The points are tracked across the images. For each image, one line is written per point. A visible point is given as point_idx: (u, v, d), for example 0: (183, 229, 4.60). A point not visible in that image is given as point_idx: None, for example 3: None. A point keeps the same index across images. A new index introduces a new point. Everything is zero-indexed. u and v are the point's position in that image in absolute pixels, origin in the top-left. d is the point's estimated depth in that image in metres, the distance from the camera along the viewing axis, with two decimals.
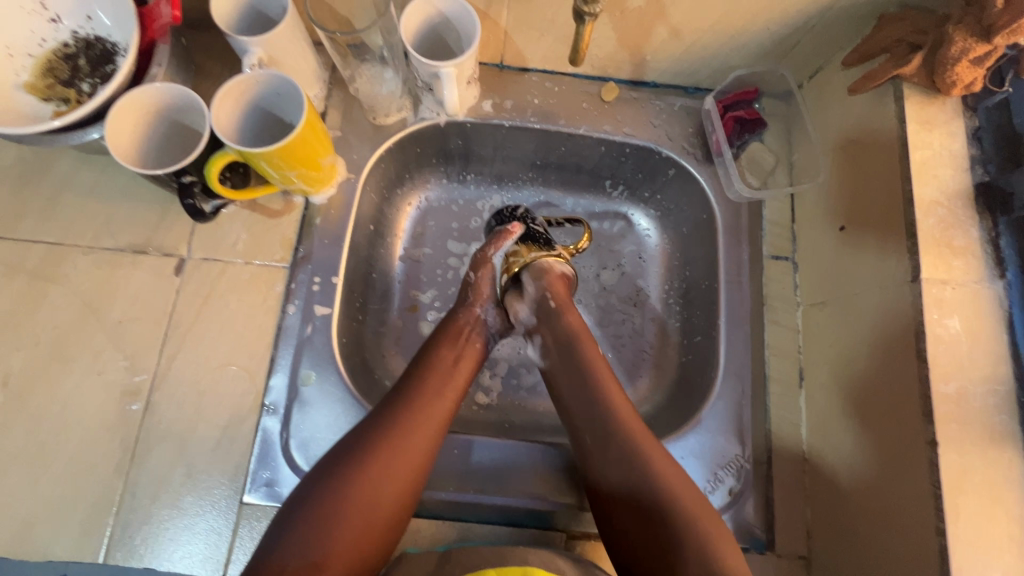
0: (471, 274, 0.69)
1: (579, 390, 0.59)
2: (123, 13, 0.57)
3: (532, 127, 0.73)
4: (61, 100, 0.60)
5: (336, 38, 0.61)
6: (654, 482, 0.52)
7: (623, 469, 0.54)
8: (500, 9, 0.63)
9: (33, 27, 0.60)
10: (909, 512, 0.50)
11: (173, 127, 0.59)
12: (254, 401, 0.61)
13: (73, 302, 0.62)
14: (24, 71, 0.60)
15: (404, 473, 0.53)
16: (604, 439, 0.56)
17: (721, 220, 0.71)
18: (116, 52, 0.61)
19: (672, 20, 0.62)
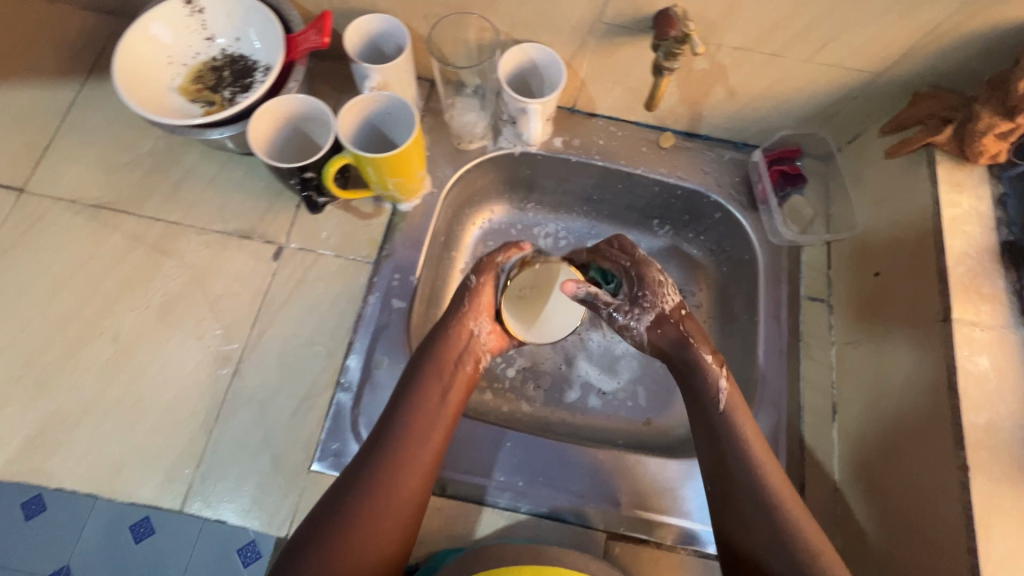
0: (471, 279, 0.68)
1: (713, 429, 0.62)
2: (272, 35, 0.69)
3: (595, 163, 0.82)
4: (207, 102, 0.71)
5: (445, 70, 0.74)
6: (789, 521, 0.58)
7: (760, 509, 0.58)
8: (582, 62, 0.73)
9: (190, 42, 0.71)
10: (939, 536, 0.54)
11: (296, 133, 0.69)
12: (331, 377, 0.67)
13: (183, 274, 0.70)
14: (178, 78, 0.71)
15: (394, 508, 0.57)
16: (745, 470, 0.59)
17: (763, 260, 0.78)
18: (258, 67, 0.72)
19: (730, 83, 0.72)
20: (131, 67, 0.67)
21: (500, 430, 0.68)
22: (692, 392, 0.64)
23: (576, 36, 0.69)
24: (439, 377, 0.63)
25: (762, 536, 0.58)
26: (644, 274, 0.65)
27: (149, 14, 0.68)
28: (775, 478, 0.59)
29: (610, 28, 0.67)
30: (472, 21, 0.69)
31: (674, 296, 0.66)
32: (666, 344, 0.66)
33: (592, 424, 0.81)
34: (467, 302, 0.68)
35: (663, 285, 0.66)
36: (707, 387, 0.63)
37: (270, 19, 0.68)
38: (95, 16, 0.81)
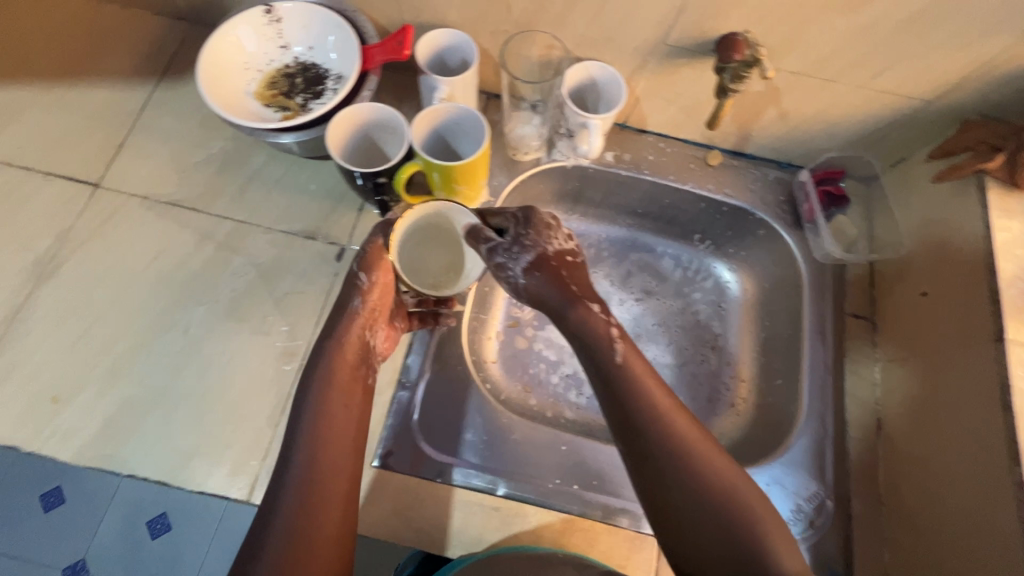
0: (362, 276, 0.63)
1: (621, 387, 0.57)
2: (348, 45, 0.72)
3: (645, 178, 0.85)
4: (281, 108, 0.74)
5: (514, 83, 0.76)
6: (704, 485, 0.54)
7: (682, 475, 0.54)
8: (640, 80, 0.76)
9: (266, 50, 0.75)
10: (993, 551, 0.55)
11: (365, 139, 0.72)
12: (392, 376, 0.69)
13: (250, 272, 0.72)
14: (254, 84, 0.74)
15: (325, 526, 0.53)
16: (654, 425, 0.56)
17: (808, 277, 0.80)
18: (330, 76, 0.75)
19: (783, 105, 0.75)
20: (212, 74, 0.70)
21: (556, 433, 0.69)
22: (578, 337, 0.60)
23: (638, 56, 0.72)
24: (339, 393, 0.59)
25: (691, 509, 0.54)
26: (533, 216, 0.63)
27: (230, 23, 0.71)
28: (683, 431, 0.56)
29: (673, 50, 0.69)
30: (538, 38, 0.72)
31: (565, 244, 0.64)
32: (546, 292, 0.61)
33: None
34: (363, 305, 0.63)
35: (550, 231, 0.63)
36: (595, 332, 0.59)
37: (347, 31, 0.71)
38: (168, 22, 0.84)
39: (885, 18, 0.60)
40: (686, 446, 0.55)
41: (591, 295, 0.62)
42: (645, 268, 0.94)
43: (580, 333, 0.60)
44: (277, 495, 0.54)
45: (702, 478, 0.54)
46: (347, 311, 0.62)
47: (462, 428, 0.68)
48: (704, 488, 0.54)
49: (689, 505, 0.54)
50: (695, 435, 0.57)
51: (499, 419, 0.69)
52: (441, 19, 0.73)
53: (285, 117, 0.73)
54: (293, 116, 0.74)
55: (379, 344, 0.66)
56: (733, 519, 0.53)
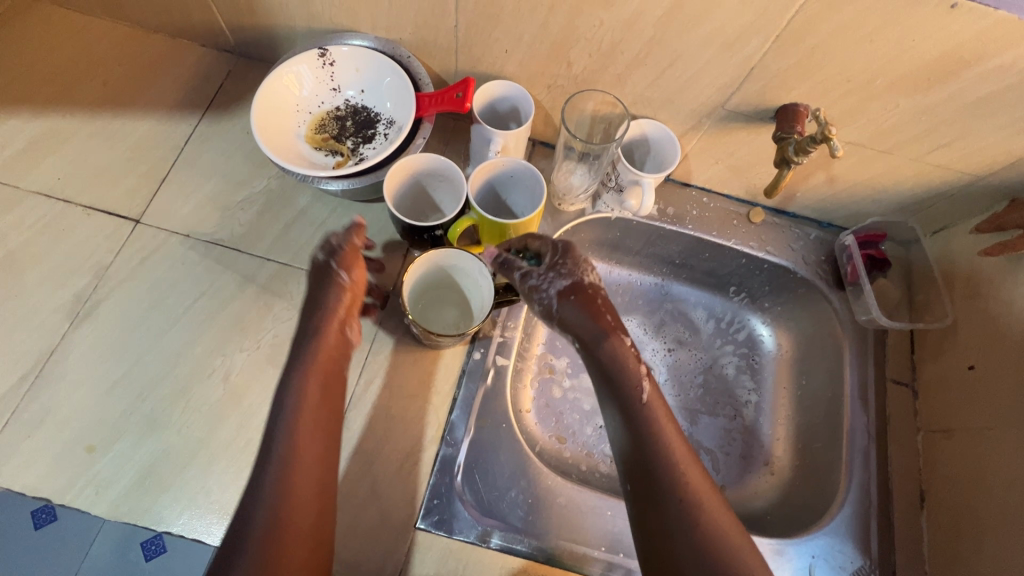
0: (340, 275, 0.64)
1: (640, 423, 0.60)
2: (402, 92, 0.72)
3: (687, 232, 0.85)
4: (333, 152, 0.74)
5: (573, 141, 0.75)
6: (704, 538, 0.55)
7: (685, 519, 0.55)
8: (692, 139, 0.76)
9: (317, 91, 0.74)
10: None
11: (416, 186, 0.71)
12: (435, 433, 0.67)
13: (293, 317, 0.70)
14: (304, 126, 0.74)
15: (300, 512, 0.53)
16: (668, 468, 0.58)
17: (849, 339, 0.80)
18: (381, 120, 0.75)
19: (833, 170, 0.75)
20: (265, 120, 0.70)
21: (601, 498, 0.67)
22: (605, 365, 0.63)
23: (692, 117, 0.72)
24: (315, 385, 0.59)
25: (690, 560, 0.54)
26: (575, 249, 0.67)
27: (282, 67, 0.70)
28: (691, 476, 0.57)
29: (730, 114, 0.70)
30: (596, 95, 0.71)
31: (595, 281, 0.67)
32: (574, 316, 0.65)
33: None
34: (338, 302, 0.63)
35: (587, 269, 0.67)
36: (624, 366, 0.63)
37: (401, 77, 0.71)
38: (214, 54, 0.83)
39: (951, 100, 0.60)
40: (689, 489, 0.57)
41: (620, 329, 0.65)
42: (678, 316, 0.93)
43: (607, 362, 0.63)
44: (253, 506, 0.53)
45: (707, 522, 0.55)
46: (322, 305, 0.62)
47: (509, 490, 0.66)
48: (706, 532, 0.55)
49: (686, 552, 0.54)
50: (707, 491, 0.58)
51: (544, 483, 0.66)
52: (497, 71, 0.73)
53: (338, 163, 0.74)
54: (345, 161, 0.74)
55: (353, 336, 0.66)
56: (727, 571, 0.53)
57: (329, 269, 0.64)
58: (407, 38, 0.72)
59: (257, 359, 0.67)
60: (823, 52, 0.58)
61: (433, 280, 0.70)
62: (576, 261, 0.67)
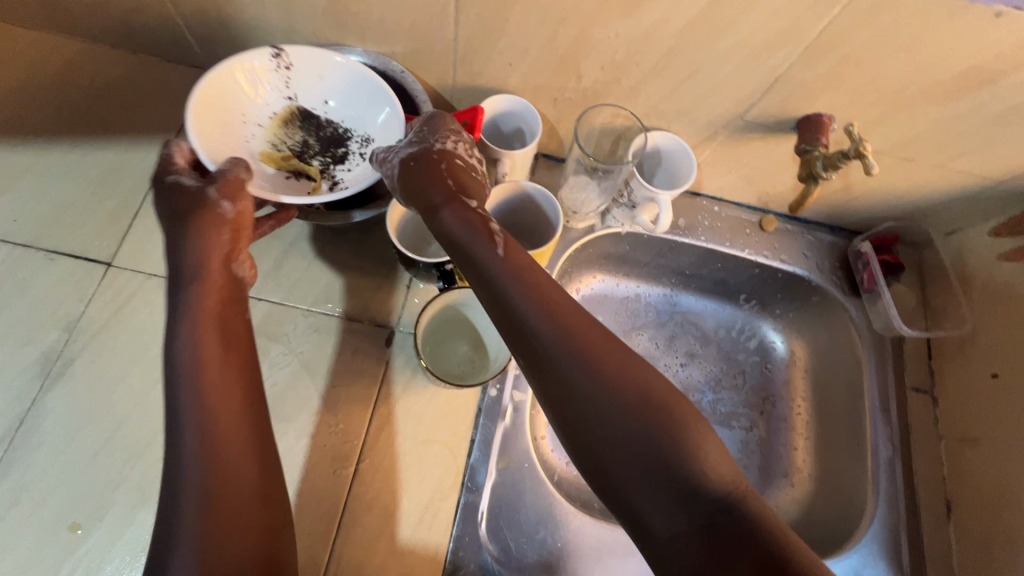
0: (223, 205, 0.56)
1: (509, 281, 0.49)
2: (376, 101, 0.66)
3: (700, 244, 0.82)
4: (302, 172, 0.67)
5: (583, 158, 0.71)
6: (622, 394, 0.43)
7: (595, 379, 0.44)
8: (705, 149, 0.72)
9: (271, 99, 0.67)
10: None
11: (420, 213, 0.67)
12: (455, 478, 0.63)
13: (293, 362, 0.65)
14: (256, 141, 0.66)
15: (226, 442, 0.47)
16: (556, 327, 0.46)
17: (866, 348, 0.79)
18: (350, 137, 0.69)
19: (850, 177, 0.72)
20: (213, 137, 0.62)
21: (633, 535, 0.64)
22: (452, 237, 0.54)
23: (708, 128, 0.68)
24: (214, 312, 0.53)
25: (615, 429, 0.42)
26: (434, 119, 0.61)
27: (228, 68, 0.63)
28: (576, 329, 0.46)
29: (748, 125, 0.66)
30: (608, 109, 0.67)
31: (460, 147, 0.59)
32: (424, 182, 0.56)
33: None
34: (224, 234, 0.56)
35: (449, 136, 0.60)
36: (471, 225, 0.53)
37: (377, 87, 0.65)
38: (182, 70, 0.76)
39: (981, 108, 0.57)
40: (584, 350, 0.45)
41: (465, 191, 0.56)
42: (689, 328, 0.90)
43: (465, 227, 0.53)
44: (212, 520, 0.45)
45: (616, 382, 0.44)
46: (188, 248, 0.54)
47: (537, 536, 0.62)
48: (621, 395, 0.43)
49: (606, 422, 0.43)
50: (608, 333, 0.46)
51: (572, 523, 0.63)
52: (499, 85, 0.68)
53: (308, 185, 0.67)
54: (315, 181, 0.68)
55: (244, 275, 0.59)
56: (653, 421, 0.42)
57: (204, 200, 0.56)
58: (400, 52, 0.66)
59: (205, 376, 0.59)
60: (854, 61, 0.54)
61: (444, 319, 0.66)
62: (434, 129, 0.60)
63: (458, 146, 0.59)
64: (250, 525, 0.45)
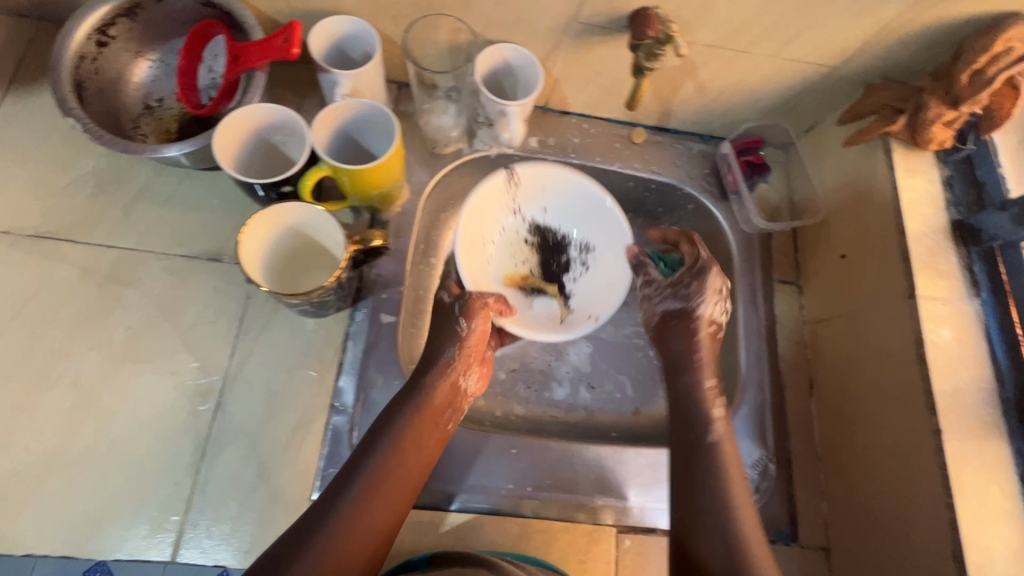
0: (462, 326, 0.65)
1: (683, 419, 0.65)
2: (573, 203, 0.78)
3: (572, 162, 0.82)
4: (369, 239, 0.60)
5: (421, 74, 0.70)
6: (740, 524, 0.57)
7: (745, 513, 0.59)
8: (556, 60, 0.73)
9: (501, 223, 0.79)
10: (921, 507, 0.57)
11: (254, 141, 0.63)
12: (323, 403, 0.64)
13: (147, 305, 0.64)
14: (501, 268, 0.79)
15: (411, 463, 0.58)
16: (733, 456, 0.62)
17: (736, 249, 0.81)
18: (569, 244, 0.80)
19: (700, 78, 0.74)
20: (467, 263, 0.73)
21: (505, 437, 0.68)
22: (676, 397, 0.66)
23: (550, 35, 0.68)
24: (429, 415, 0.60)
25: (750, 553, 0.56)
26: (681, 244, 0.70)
27: (482, 200, 0.75)
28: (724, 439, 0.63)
29: (585, 27, 0.66)
30: (444, 23, 0.67)
31: (718, 308, 0.68)
32: (676, 335, 0.68)
33: (584, 419, 0.84)
34: (455, 356, 0.64)
35: (709, 295, 0.67)
36: (697, 386, 0.66)
37: (582, 188, 0.76)
38: None
39: None
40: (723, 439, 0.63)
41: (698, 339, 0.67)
42: None
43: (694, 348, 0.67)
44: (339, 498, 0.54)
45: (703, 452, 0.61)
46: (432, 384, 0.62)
47: None
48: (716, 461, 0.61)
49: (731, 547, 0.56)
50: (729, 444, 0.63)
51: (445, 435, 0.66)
52: (334, 6, 0.67)
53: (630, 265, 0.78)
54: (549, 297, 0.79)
55: (469, 387, 0.66)
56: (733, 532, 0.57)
57: (450, 329, 0.66)
58: None
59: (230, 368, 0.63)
60: None
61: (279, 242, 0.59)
62: (665, 239, 0.72)
63: (722, 309, 0.68)
64: (387, 516, 0.55)
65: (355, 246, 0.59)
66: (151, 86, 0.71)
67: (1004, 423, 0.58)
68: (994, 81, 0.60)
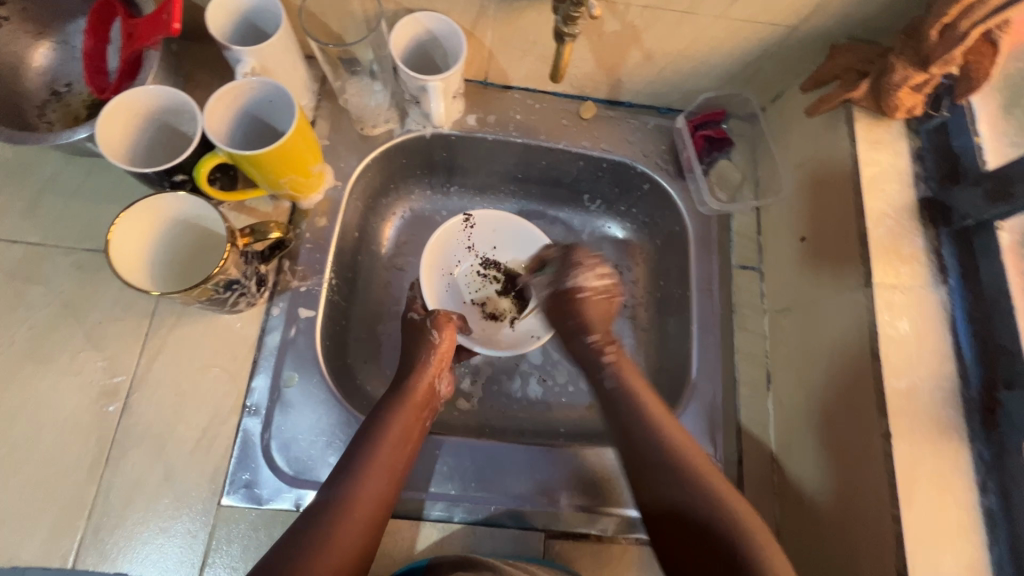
0: (433, 334, 0.69)
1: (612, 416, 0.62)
2: (525, 242, 0.81)
3: (514, 142, 0.77)
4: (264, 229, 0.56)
5: (327, 49, 0.64)
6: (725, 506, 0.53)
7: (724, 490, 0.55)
8: (485, 29, 0.67)
9: (459, 255, 0.81)
10: (869, 518, 0.52)
11: (136, 129, 0.57)
12: (235, 403, 0.61)
13: (52, 302, 0.61)
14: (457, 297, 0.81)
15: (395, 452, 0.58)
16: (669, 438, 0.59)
17: (692, 232, 0.75)
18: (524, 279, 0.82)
19: (645, 45, 0.67)
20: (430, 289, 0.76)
21: (429, 437, 0.64)
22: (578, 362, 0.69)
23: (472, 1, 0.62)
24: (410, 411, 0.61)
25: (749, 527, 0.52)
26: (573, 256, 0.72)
27: (444, 231, 0.79)
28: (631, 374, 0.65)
29: None
30: None
31: (597, 281, 0.70)
32: (562, 319, 0.70)
33: (532, 414, 0.78)
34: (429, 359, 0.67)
35: (580, 267, 0.70)
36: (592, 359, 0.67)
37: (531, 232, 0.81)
38: None
39: None
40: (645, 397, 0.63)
41: (587, 327, 0.68)
42: None
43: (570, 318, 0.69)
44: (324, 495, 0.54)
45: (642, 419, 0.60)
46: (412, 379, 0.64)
47: (323, 449, 0.61)
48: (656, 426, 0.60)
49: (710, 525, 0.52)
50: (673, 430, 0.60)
51: None
52: None
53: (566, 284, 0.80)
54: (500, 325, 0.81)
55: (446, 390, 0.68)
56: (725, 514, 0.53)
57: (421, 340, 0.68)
58: None
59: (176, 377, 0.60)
60: None
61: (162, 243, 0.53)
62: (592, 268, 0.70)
63: (601, 285, 0.70)
64: (372, 509, 0.54)
65: (246, 240, 0.55)
66: (58, 71, 0.66)
67: (964, 425, 0.52)
68: (968, 37, 0.51)
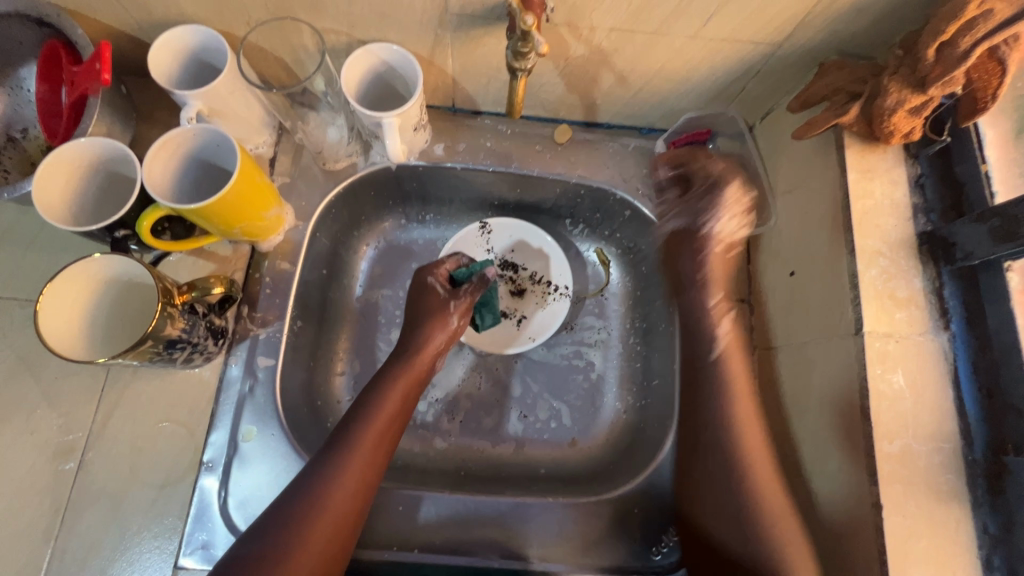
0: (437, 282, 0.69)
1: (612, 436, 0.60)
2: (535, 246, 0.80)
3: (486, 170, 0.73)
4: (204, 291, 0.54)
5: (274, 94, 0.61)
6: None
7: None
8: (445, 57, 0.62)
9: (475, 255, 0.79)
10: None
11: (89, 181, 0.56)
12: (191, 459, 0.59)
13: (8, 357, 0.60)
14: None
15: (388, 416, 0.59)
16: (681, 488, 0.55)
17: (676, 263, 0.70)
18: (534, 277, 0.80)
19: (617, 67, 0.62)
20: None
21: (393, 491, 0.62)
22: (687, 325, 0.66)
23: (427, 30, 0.58)
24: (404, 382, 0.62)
25: None
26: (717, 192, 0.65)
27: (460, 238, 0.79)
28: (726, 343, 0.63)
29: (462, 19, 0.56)
30: (296, 27, 0.58)
31: (734, 221, 0.65)
32: (681, 271, 0.67)
33: (513, 454, 0.74)
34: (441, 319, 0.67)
35: (722, 211, 0.65)
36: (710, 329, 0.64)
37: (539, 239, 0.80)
38: None
39: None
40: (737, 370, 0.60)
41: (706, 284, 0.65)
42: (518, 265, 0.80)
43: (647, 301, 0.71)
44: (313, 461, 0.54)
45: None
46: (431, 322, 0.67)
47: None
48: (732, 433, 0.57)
49: None
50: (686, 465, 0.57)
51: None
52: (180, 17, 0.58)
53: (568, 304, 0.79)
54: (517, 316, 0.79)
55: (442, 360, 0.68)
56: None
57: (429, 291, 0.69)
58: None
59: (153, 436, 0.59)
60: None
61: (91, 312, 0.51)
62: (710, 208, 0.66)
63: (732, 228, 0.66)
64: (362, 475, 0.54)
65: (184, 296, 0.53)
66: (13, 117, 0.65)
67: (966, 491, 0.47)
68: (969, 56, 0.46)
